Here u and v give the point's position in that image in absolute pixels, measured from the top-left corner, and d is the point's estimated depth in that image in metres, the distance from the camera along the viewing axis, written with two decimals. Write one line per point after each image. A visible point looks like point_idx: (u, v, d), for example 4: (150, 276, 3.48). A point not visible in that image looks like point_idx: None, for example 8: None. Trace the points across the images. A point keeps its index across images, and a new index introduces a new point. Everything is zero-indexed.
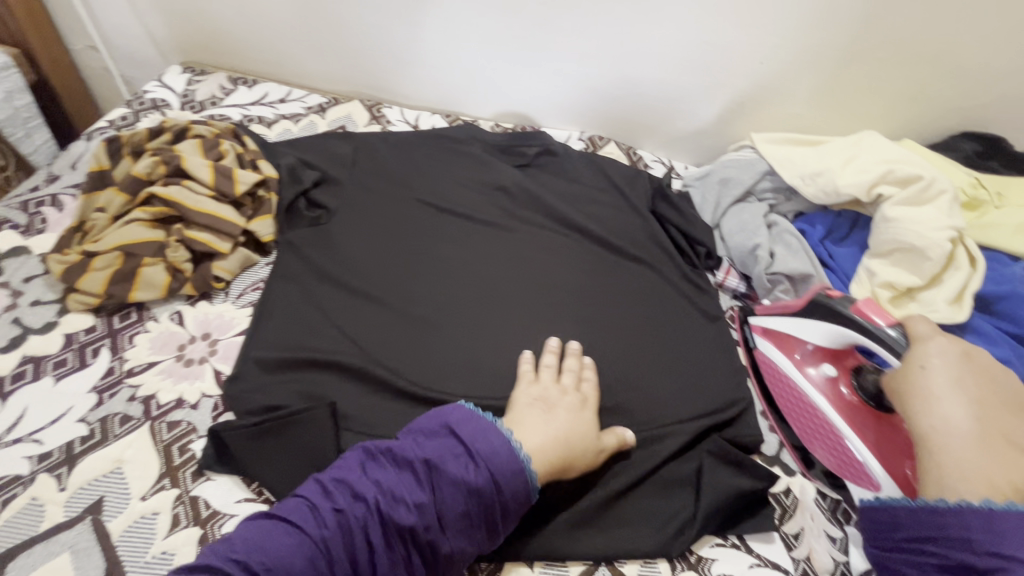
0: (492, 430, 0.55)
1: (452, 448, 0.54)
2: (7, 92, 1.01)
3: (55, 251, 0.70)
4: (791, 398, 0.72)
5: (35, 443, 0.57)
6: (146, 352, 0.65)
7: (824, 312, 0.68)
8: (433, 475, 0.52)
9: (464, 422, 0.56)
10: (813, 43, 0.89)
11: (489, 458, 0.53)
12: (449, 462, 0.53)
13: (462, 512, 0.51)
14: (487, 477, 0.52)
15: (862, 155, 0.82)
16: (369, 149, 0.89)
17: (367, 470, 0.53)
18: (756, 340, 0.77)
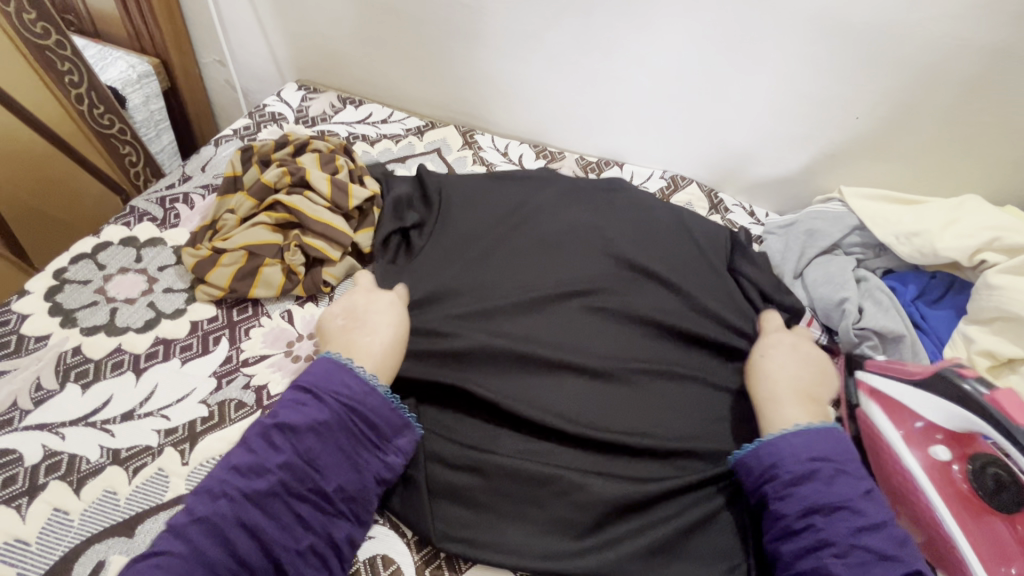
0: (331, 369, 0.62)
1: (300, 401, 0.59)
2: (146, 96, 1.13)
3: (189, 245, 0.77)
4: (889, 469, 0.68)
5: (163, 418, 0.63)
6: (260, 345, 0.71)
7: (949, 390, 0.63)
8: (289, 436, 0.56)
9: (307, 375, 0.62)
10: (914, 101, 0.89)
11: (337, 391, 0.60)
12: (298, 415, 0.58)
13: (334, 444, 0.57)
14: (338, 409, 0.59)
15: (964, 219, 0.82)
16: (471, 186, 0.90)
17: (228, 462, 0.55)
18: (861, 400, 0.72)
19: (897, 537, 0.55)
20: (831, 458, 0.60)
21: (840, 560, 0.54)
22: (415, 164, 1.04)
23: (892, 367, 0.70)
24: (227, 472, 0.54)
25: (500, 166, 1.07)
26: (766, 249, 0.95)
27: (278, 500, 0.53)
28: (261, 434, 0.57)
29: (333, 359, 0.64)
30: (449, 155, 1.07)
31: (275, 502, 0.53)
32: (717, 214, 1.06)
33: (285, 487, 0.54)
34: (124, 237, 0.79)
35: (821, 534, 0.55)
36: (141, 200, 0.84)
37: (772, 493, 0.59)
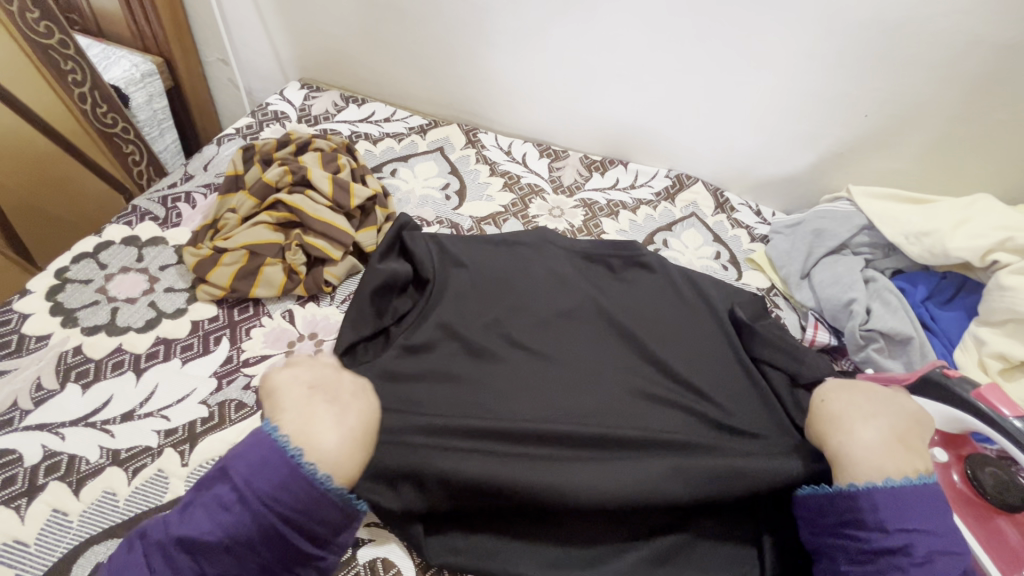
0: (268, 453, 0.48)
1: (222, 499, 0.47)
2: (150, 95, 1.13)
3: (191, 244, 0.77)
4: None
5: (163, 419, 0.62)
6: (261, 345, 0.71)
7: (940, 393, 0.65)
8: (198, 554, 0.46)
9: (239, 460, 0.48)
10: (924, 98, 0.88)
11: (264, 497, 0.47)
12: (212, 527, 0.46)
13: (254, 564, 0.46)
14: (265, 524, 0.46)
15: (976, 218, 0.80)
16: (471, 251, 0.81)
17: (137, 558, 0.47)
18: None
19: None
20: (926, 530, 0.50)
21: None
22: (418, 162, 1.03)
23: (881, 376, 0.73)
24: (136, 573, 0.46)
25: (503, 165, 1.06)
26: (771, 248, 0.94)
27: None
28: (173, 534, 0.47)
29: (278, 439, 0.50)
30: (453, 154, 1.06)
31: None
32: (723, 214, 1.05)
33: None
34: (126, 236, 0.79)
35: None
36: (143, 200, 0.84)
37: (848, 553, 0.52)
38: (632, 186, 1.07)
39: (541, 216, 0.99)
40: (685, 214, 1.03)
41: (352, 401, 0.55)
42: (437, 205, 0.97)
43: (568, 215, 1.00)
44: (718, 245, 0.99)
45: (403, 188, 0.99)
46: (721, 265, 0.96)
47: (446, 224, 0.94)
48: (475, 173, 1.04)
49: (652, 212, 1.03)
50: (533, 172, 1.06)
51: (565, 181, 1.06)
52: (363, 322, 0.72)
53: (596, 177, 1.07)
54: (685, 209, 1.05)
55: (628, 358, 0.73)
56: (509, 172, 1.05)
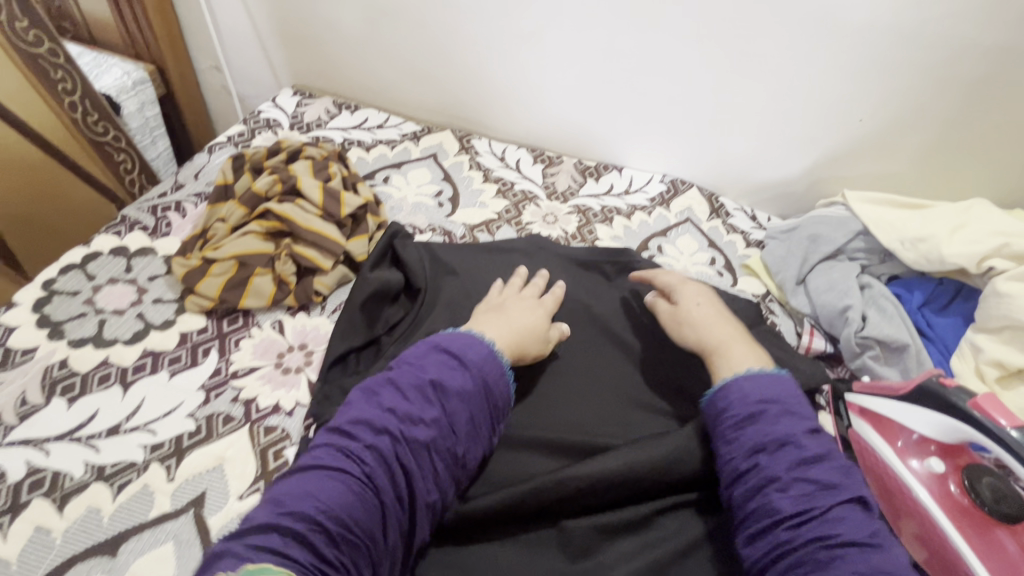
0: (472, 340, 0.59)
1: (445, 361, 0.57)
2: (141, 103, 1.13)
3: (179, 254, 0.76)
4: (888, 485, 0.68)
5: (150, 433, 0.61)
6: (249, 357, 0.70)
7: (936, 401, 0.64)
8: (438, 393, 0.54)
9: (448, 341, 0.59)
10: (919, 103, 0.87)
11: (480, 364, 0.58)
12: (446, 376, 0.55)
13: (470, 415, 0.55)
14: (480, 381, 0.57)
15: (972, 224, 0.79)
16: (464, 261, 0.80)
17: (371, 401, 0.53)
18: (852, 419, 0.74)
19: (842, 467, 0.51)
20: (781, 399, 0.55)
21: (784, 494, 0.49)
22: (411, 170, 1.02)
23: (875, 385, 0.72)
24: (379, 409, 0.52)
25: (497, 171, 1.06)
26: (767, 254, 0.94)
27: (425, 454, 0.52)
28: (410, 381, 0.55)
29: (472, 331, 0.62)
30: (446, 160, 1.06)
31: (422, 455, 0.52)
32: (718, 219, 1.04)
33: (433, 445, 0.52)
34: (114, 246, 0.78)
35: (766, 471, 0.51)
36: (132, 209, 0.83)
37: (729, 437, 0.55)
38: (627, 191, 1.07)
39: (535, 222, 0.98)
40: (680, 220, 1.03)
41: (522, 313, 0.68)
42: (430, 212, 0.96)
43: (562, 221, 0.99)
44: (713, 251, 0.98)
45: (396, 195, 0.98)
46: (716, 271, 0.95)
47: (438, 232, 0.93)
48: (469, 179, 1.03)
49: (647, 217, 1.03)
50: (527, 179, 1.06)
51: (559, 187, 1.05)
52: (354, 333, 0.71)
53: (590, 183, 1.07)
54: (680, 214, 1.04)
55: (623, 358, 0.73)
56: (502, 178, 1.04)
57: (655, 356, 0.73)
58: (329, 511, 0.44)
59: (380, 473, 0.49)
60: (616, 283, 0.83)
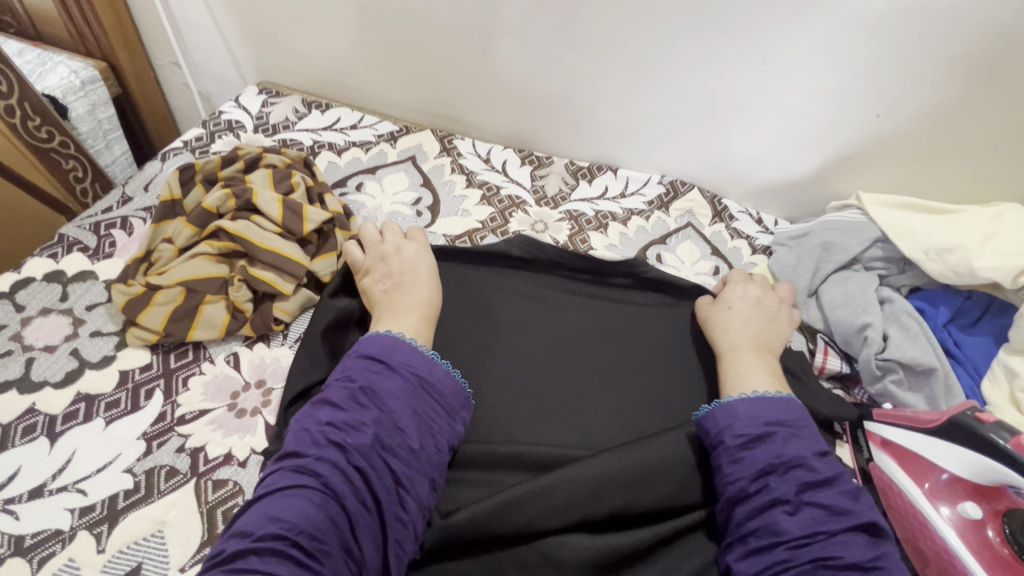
0: (395, 341, 0.57)
1: (371, 367, 0.54)
2: (92, 104, 1.03)
3: (120, 280, 0.68)
4: (913, 529, 0.60)
5: (79, 494, 0.54)
6: (199, 398, 0.62)
7: (970, 439, 0.57)
8: (372, 397, 0.52)
9: (370, 344, 0.57)
10: (945, 98, 0.79)
11: (408, 360, 0.55)
12: (376, 379, 0.53)
13: (415, 406, 0.53)
14: (415, 377, 0.55)
15: (1005, 233, 0.72)
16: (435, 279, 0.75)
17: (309, 424, 0.51)
18: (872, 451, 0.66)
19: (851, 491, 0.50)
20: (787, 422, 0.54)
21: (791, 517, 0.48)
22: (387, 175, 0.94)
23: (901, 414, 0.64)
24: (317, 427, 0.50)
25: (481, 174, 0.97)
26: (775, 262, 0.86)
27: (374, 455, 0.49)
28: (341, 392, 0.52)
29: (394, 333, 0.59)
30: (425, 163, 0.97)
31: (372, 457, 0.49)
32: (721, 223, 0.96)
33: (382, 443, 0.50)
34: (48, 271, 0.70)
35: (774, 493, 0.49)
36: (71, 227, 0.75)
37: (730, 454, 0.53)
38: (622, 194, 0.98)
39: (522, 231, 0.90)
40: (680, 225, 0.95)
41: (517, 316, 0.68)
42: (407, 223, 0.88)
43: (552, 229, 0.91)
44: (716, 259, 0.90)
45: (370, 204, 0.90)
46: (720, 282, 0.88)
47: None
48: (450, 184, 0.95)
49: (644, 223, 0.94)
50: (514, 182, 0.97)
51: (549, 191, 0.97)
52: (316, 365, 0.63)
53: (583, 186, 0.99)
54: (680, 218, 0.96)
55: (620, 378, 0.69)
56: (487, 182, 0.96)
57: (651, 376, 0.70)
58: (291, 528, 0.43)
59: (339, 481, 0.47)
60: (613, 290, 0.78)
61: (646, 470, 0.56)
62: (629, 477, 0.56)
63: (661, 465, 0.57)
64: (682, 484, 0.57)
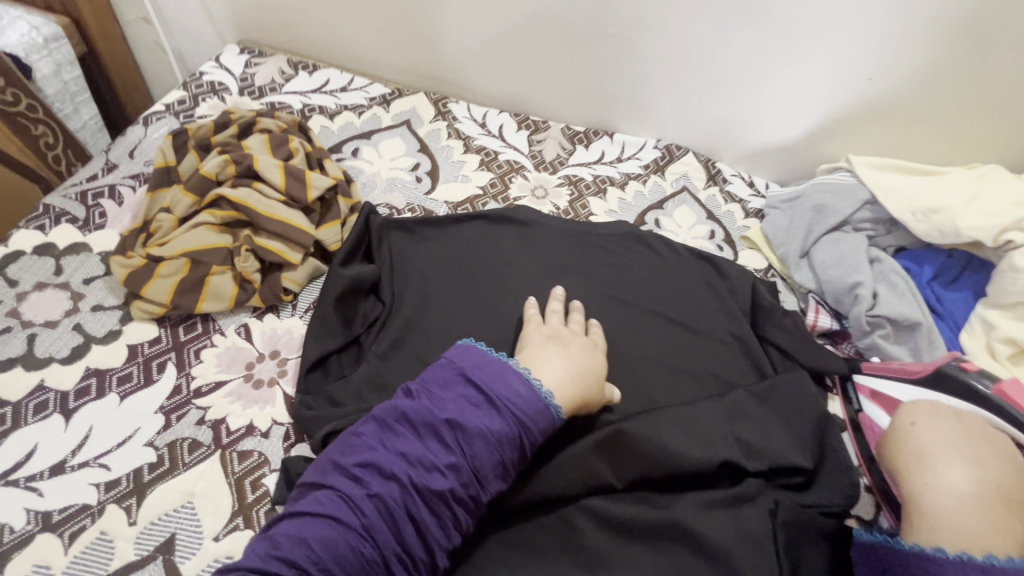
0: (504, 368, 0.49)
1: (469, 396, 0.48)
2: (57, 64, 0.95)
3: (118, 252, 0.65)
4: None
5: (102, 469, 0.53)
6: (214, 370, 0.61)
7: (956, 388, 0.65)
8: (458, 436, 0.46)
9: (477, 365, 0.49)
10: (937, 59, 0.81)
11: (512, 399, 0.48)
12: (470, 416, 0.46)
13: (500, 460, 0.46)
14: (514, 422, 0.47)
15: (987, 194, 0.76)
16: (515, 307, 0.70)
17: (384, 442, 0.46)
18: (861, 402, 0.70)
19: None
20: None
21: None
22: (383, 141, 0.91)
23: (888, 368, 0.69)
24: (389, 456, 0.45)
25: (479, 139, 0.95)
26: (769, 225, 0.89)
27: (442, 506, 0.45)
28: (426, 420, 0.46)
29: (508, 361, 0.51)
30: (421, 128, 0.95)
31: (438, 507, 0.44)
32: (715, 186, 0.98)
33: (453, 497, 0.45)
34: (39, 244, 0.67)
35: None
36: (56, 197, 0.71)
37: None
38: (619, 159, 0.99)
39: (523, 197, 0.90)
40: (676, 189, 0.96)
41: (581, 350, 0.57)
42: (407, 189, 0.86)
43: (552, 196, 0.91)
44: (712, 223, 0.92)
45: (368, 170, 0.88)
46: (716, 245, 0.90)
47: (418, 212, 0.84)
48: (448, 149, 0.93)
49: (641, 187, 0.95)
50: (511, 147, 0.96)
51: (547, 156, 0.96)
52: (329, 336, 0.64)
53: (580, 151, 0.98)
54: (676, 182, 0.97)
55: (626, 341, 0.72)
56: (485, 147, 0.95)
57: (652, 336, 0.74)
58: (319, 564, 0.41)
59: (383, 524, 0.43)
60: (611, 256, 0.81)
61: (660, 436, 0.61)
62: (650, 455, 0.59)
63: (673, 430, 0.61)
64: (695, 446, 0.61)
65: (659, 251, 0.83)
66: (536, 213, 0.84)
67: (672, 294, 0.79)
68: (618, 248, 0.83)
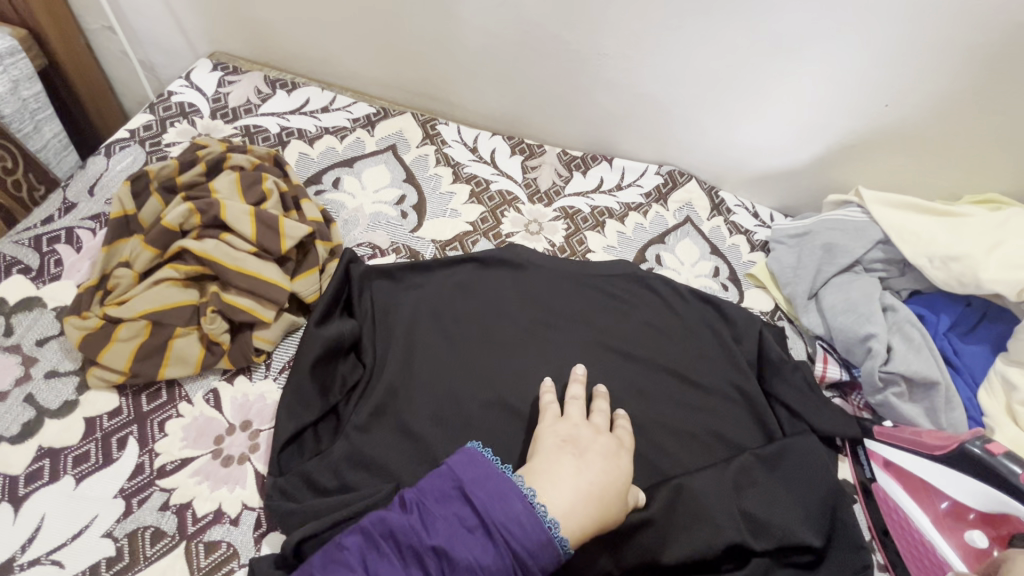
0: (505, 488, 0.49)
1: (464, 519, 0.47)
2: (14, 81, 0.87)
3: (72, 310, 0.60)
4: (920, 556, 0.61)
5: (55, 566, 0.49)
6: (179, 446, 0.57)
7: (979, 469, 0.59)
8: (444, 566, 0.45)
9: (477, 482, 0.49)
10: (958, 89, 0.75)
11: (507, 527, 0.47)
12: (461, 544, 0.46)
13: None
14: (509, 556, 0.46)
15: (1012, 240, 0.71)
16: (530, 389, 0.66)
17: (367, 561, 0.46)
18: (874, 472, 0.66)
19: None
20: None
21: None
22: (366, 169, 0.86)
23: (900, 436, 0.65)
24: None
25: (469, 166, 0.90)
26: (775, 262, 0.85)
27: None
28: (412, 544, 0.46)
29: (511, 477, 0.50)
30: (408, 154, 0.89)
31: None
32: (719, 217, 0.92)
33: None
34: None
35: None
36: (6, 243, 0.65)
37: None
38: (618, 187, 0.93)
39: (516, 233, 0.85)
40: (678, 220, 0.91)
41: (601, 460, 0.55)
42: (391, 226, 0.81)
43: (547, 230, 0.86)
44: (716, 259, 0.88)
45: (350, 204, 0.82)
46: (720, 284, 0.85)
47: (403, 252, 0.79)
48: (435, 179, 0.87)
49: (642, 219, 0.90)
50: (504, 175, 0.90)
51: (542, 185, 0.91)
52: (306, 407, 0.60)
53: (577, 178, 0.93)
54: (678, 212, 0.92)
55: (623, 401, 0.69)
56: (475, 176, 0.89)
57: (651, 392, 0.70)
58: None
59: None
60: (608, 299, 0.77)
61: (659, 517, 0.60)
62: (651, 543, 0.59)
63: (677, 514, 0.60)
64: (700, 529, 0.60)
65: (659, 297, 0.78)
66: (530, 253, 0.79)
67: (675, 344, 0.74)
68: (618, 292, 0.78)
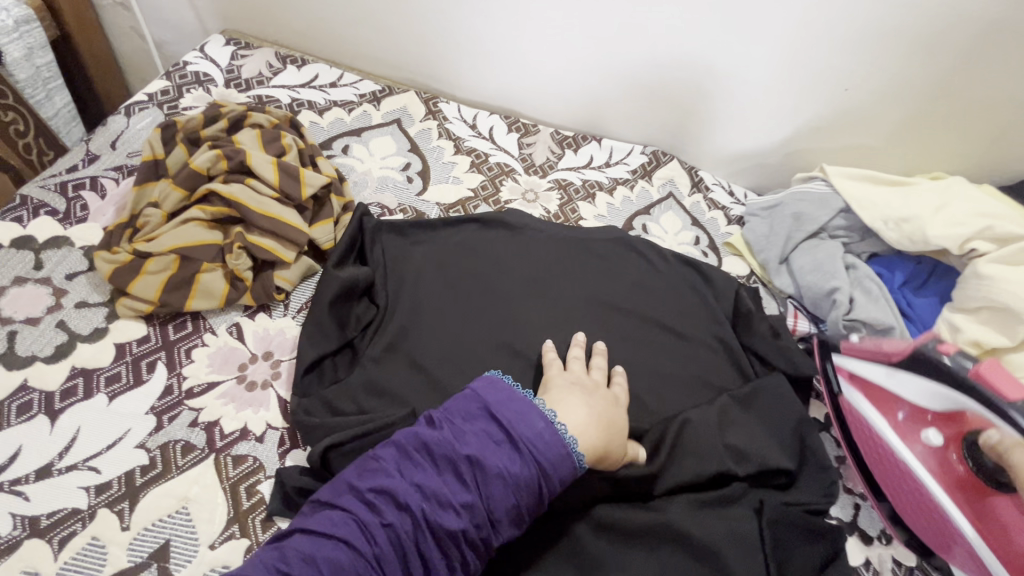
0: (528, 408, 0.52)
1: (492, 434, 0.50)
2: (29, 49, 0.90)
3: (103, 247, 0.64)
4: (882, 458, 0.69)
5: (92, 472, 0.53)
6: (206, 370, 0.60)
7: (933, 370, 0.68)
8: (476, 473, 0.48)
9: (502, 403, 0.52)
10: (907, 74, 0.85)
11: (533, 441, 0.50)
12: (491, 455, 0.49)
13: (516, 504, 0.49)
14: (534, 467, 0.50)
15: (953, 204, 0.81)
16: (530, 332, 0.71)
17: (403, 469, 0.49)
18: (842, 388, 0.74)
19: None
20: None
21: None
22: (373, 139, 0.91)
23: (864, 352, 0.74)
24: (406, 486, 0.47)
25: (469, 141, 0.96)
26: (749, 232, 0.92)
27: (452, 545, 0.47)
28: (445, 455, 0.49)
29: (532, 400, 0.54)
30: (412, 127, 0.95)
31: (449, 546, 0.47)
32: (699, 194, 1.00)
33: (465, 537, 0.47)
34: (16, 237, 0.64)
35: None
36: (33, 188, 0.69)
37: None
38: (607, 164, 1.00)
39: (514, 200, 0.91)
40: (662, 195, 0.98)
41: (604, 401, 0.60)
42: (398, 190, 0.86)
43: (543, 199, 0.92)
44: (697, 229, 0.95)
45: (359, 168, 0.88)
46: (701, 251, 0.93)
47: (409, 213, 0.84)
48: (438, 150, 0.93)
49: (629, 193, 0.97)
50: (501, 150, 0.97)
51: (537, 160, 0.97)
52: (324, 338, 0.65)
53: (569, 155, 0.99)
54: (662, 187, 0.99)
55: (616, 344, 0.75)
56: (475, 149, 0.95)
57: (641, 338, 0.76)
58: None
59: (386, 550, 0.45)
60: (602, 257, 0.82)
61: (664, 443, 0.66)
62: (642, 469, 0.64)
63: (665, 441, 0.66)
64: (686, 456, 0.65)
65: (648, 257, 0.84)
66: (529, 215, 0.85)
67: (663, 297, 0.81)
68: (607, 254, 0.83)
